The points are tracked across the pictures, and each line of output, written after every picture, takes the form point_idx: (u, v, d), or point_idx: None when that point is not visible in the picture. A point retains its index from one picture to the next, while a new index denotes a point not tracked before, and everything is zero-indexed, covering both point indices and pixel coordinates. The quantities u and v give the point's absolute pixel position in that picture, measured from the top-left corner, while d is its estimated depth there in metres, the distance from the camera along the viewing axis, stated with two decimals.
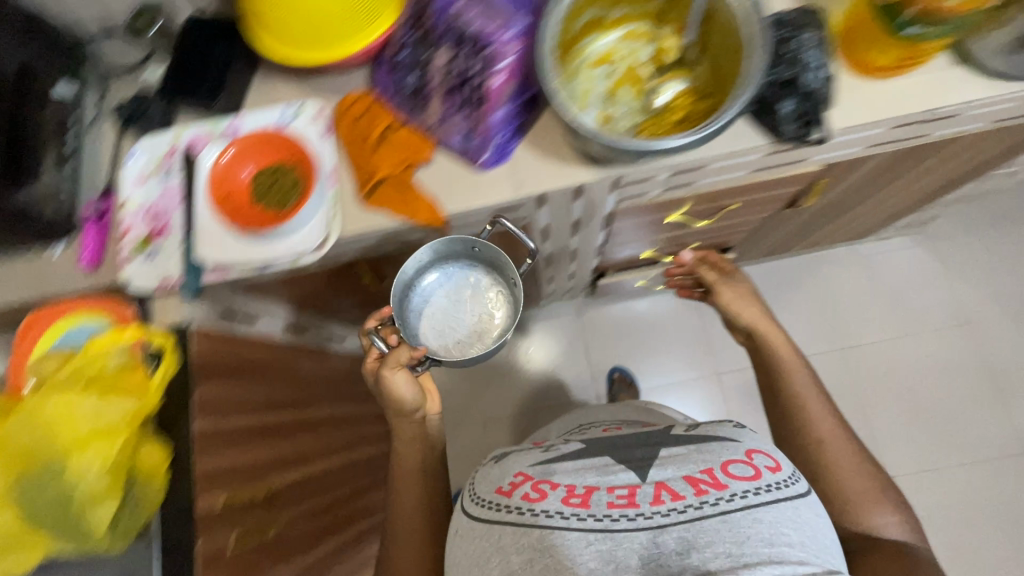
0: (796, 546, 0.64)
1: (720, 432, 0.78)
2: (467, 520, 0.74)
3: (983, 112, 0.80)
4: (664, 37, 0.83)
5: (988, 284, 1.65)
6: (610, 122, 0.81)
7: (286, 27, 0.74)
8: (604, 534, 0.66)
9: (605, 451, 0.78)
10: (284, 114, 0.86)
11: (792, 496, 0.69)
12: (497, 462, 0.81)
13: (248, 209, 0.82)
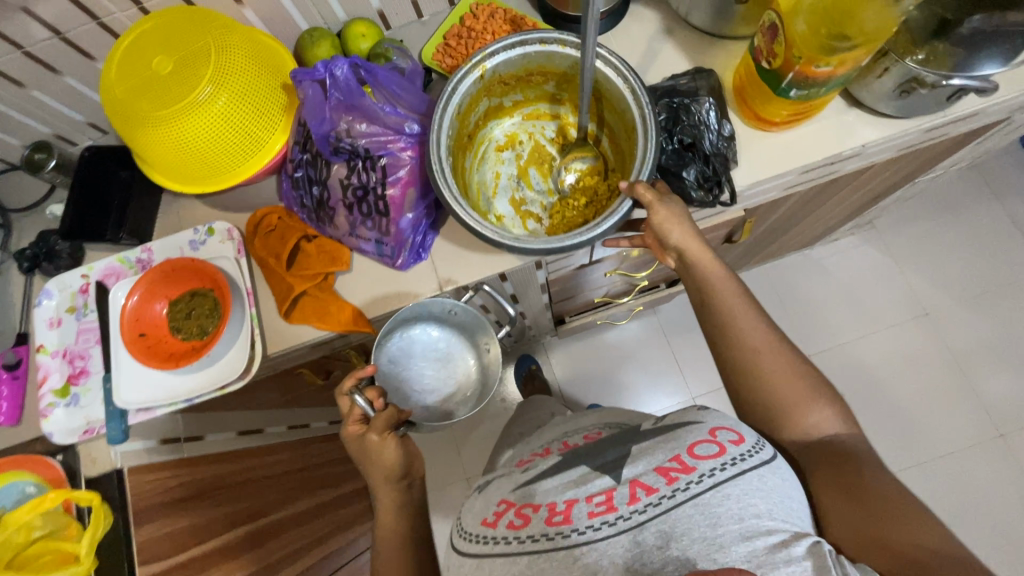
0: (769, 514, 0.55)
1: (687, 416, 0.66)
2: (460, 556, 0.65)
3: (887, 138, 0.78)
4: (566, 118, 0.84)
5: (942, 277, 1.63)
6: (521, 207, 0.83)
7: (177, 163, 0.71)
8: (589, 546, 0.57)
9: (580, 460, 0.68)
10: (196, 238, 0.84)
11: (760, 465, 0.58)
12: (480, 492, 0.74)
13: (169, 340, 0.79)
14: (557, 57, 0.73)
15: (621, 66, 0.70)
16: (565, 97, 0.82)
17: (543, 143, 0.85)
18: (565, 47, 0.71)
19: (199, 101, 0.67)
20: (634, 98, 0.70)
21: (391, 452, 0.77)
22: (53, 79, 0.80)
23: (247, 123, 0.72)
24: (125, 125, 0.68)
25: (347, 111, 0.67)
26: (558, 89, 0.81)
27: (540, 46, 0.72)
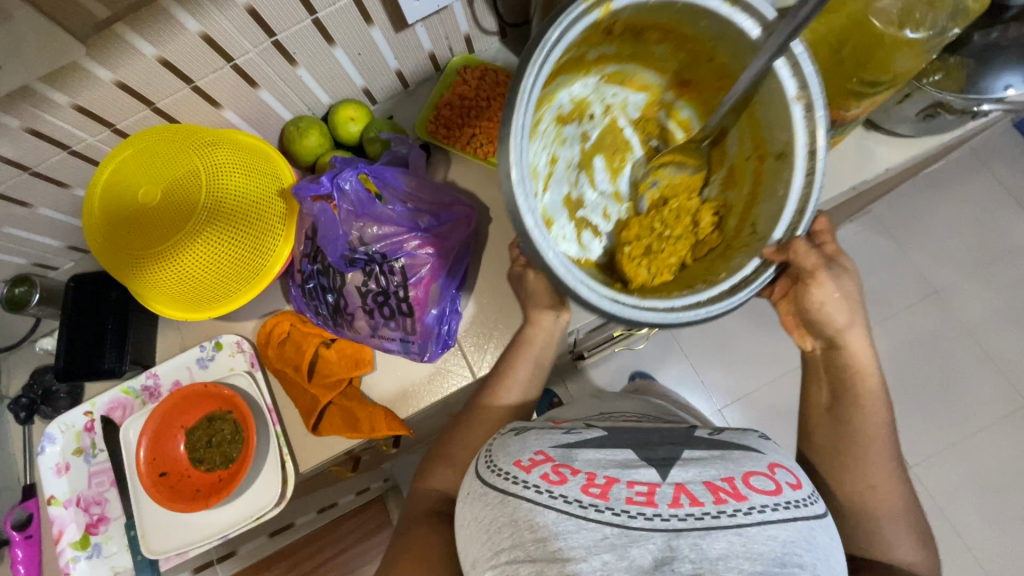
0: (815, 572, 0.40)
1: (744, 439, 0.50)
2: (480, 485, 0.47)
3: (900, 161, 0.75)
4: (660, 88, 0.60)
5: (946, 252, 1.44)
6: (577, 210, 0.58)
7: (181, 293, 0.67)
8: (620, 531, 0.41)
9: (626, 442, 0.50)
10: (203, 355, 0.79)
11: (813, 519, 0.43)
12: (513, 431, 0.53)
13: (191, 474, 0.75)
14: (710, 19, 0.49)
15: (811, 68, 0.48)
16: (672, 65, 0.57)
17: (620, 125, 0.60)
18: (732, 10, 0.48)
19: (198, 228, 0.64)
20: (804, 115, 0.49)
21: (551, 321, 0.66)
22: (27, 213, 0.74)
23: (250, 240, 0.68)
24: (122, 269, 0.65)
25: (358, 219, 0.64)
26: (669, 52, 0.55)
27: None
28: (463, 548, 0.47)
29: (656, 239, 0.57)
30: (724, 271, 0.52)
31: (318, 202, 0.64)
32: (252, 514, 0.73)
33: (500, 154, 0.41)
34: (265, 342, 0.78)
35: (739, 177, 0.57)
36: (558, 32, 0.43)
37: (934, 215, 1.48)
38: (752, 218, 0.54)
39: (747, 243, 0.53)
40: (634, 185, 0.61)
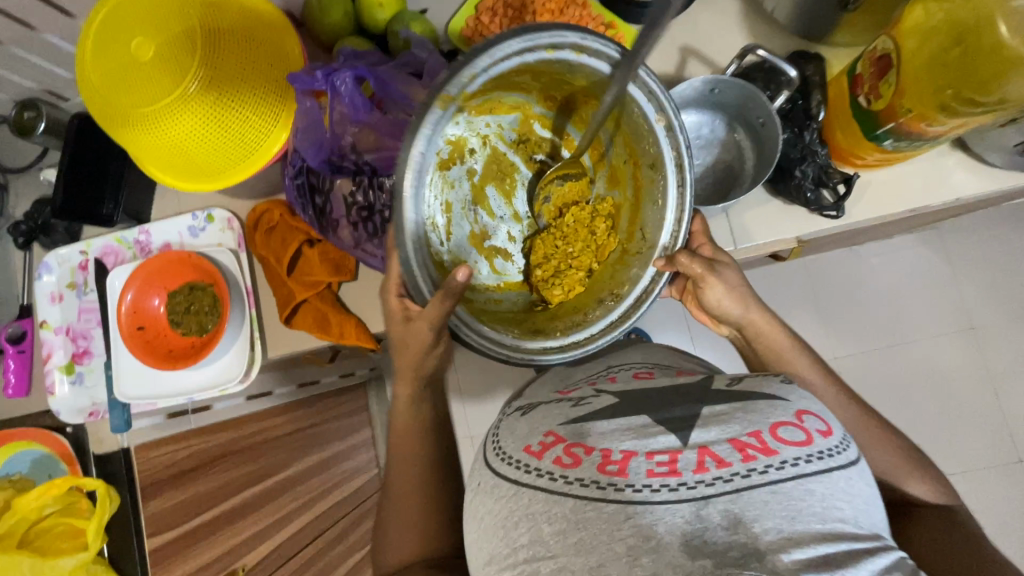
0: (856, 523, 0.43)
1: (765, 387, 0.52)
2: (492, 477, 0.53)
3: (987, 188, 0.65)
4: (529, 108, 0.62)
5: (1000, 290, 1.31)
6: (486, 241, 0.65)
7: (171, 163, 0.65)
8: (643, 508, 0.43)
9: (639, 408, 0.53)
10: (195, 224, 0.79)
11: (846, 466, 0.45)
12: (523, 413, 0.59)
13: (168, 335, 0.78)
14: (559, 64, 0.52)
15: (664, 92, 0.53)
16: (535, 87, 0.58)
17: (501, 150, 0.65)
18: (581, 56, 0.50)
19: (188, 96, 0.60)
20: (667, 135, 0.53)
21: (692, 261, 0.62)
22: (31, 37, 0.70)
23: (245, 118, 0.64)
24: (113, 128, 0.63)
25: (351, 125, 0.60)
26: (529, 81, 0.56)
27: (546, 53, 0.50)
28: (475, 538, 0.52)
29: (562, 257, 0.62)
30: (626, 282, 0.59)
31: (312, 100, 0.60)
32: (216, 386, 0.77)
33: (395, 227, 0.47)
34: (253, 231, 0.77)
35: (621, 180, 0.62)
36: (424, 142, 0.48)
37: (1012, 236, 1.31)
38: (639, 224, 0.60)
39: (638, 249, 0.59)
40: (530, 203, 0.67)
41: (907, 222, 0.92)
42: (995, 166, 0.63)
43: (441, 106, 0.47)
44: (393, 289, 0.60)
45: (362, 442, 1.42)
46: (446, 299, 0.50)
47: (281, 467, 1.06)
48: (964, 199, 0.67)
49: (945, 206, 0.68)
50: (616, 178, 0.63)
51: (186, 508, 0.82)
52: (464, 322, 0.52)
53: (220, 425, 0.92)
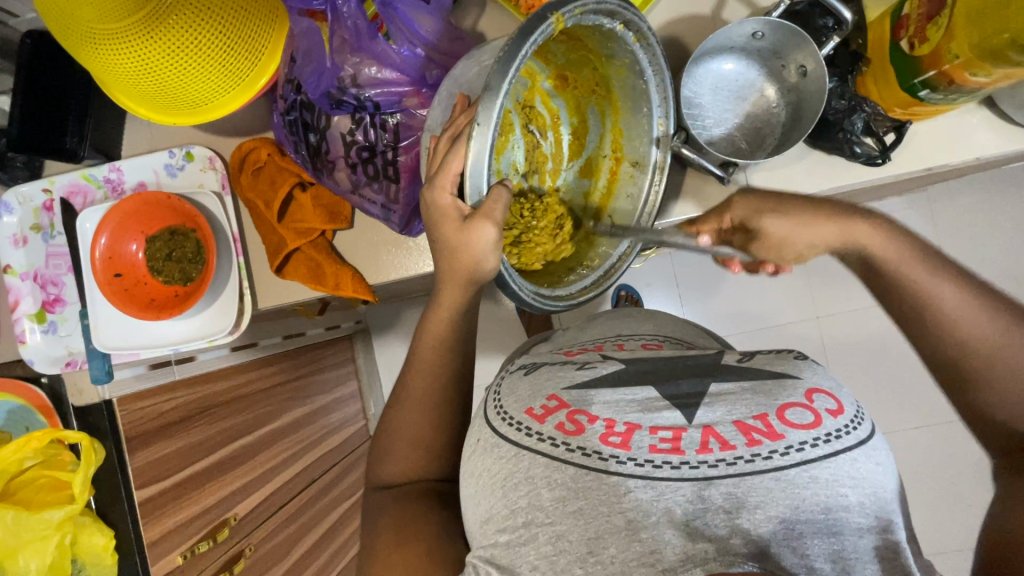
0: (861, 510, 0.42)
1: (777, 364, 0.51)
2: (493, 436, 0.51)
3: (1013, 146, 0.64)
4: (539, 79, 0.62)
5: (983, 255, 1.31)
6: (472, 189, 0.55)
7: (146, 89, 0.58)
8: (645, 484, 0.44)
9: (646, 378, 0.53)
10: (172, 162, 0.73)
11: (854, 447, 0.44)
12: (527, 373, 0.58)
13: (149, 282, 0.74)
14: (616, 42, 0.54)
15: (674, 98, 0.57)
16: (558, 59, 0.60)
17: (509, 106, 0.60)
18: (637, 44, 0.53)
19: (162, 10, 0.53)
20: (661, 138, 0.59)
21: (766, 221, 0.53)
22: None
23: (227, 39, 0.58)
24: (72, 42, 0.55)
25: (353, 53, 0.54)
26: (562, 50, 0.58)
27: (617, 28, 0.51)
28: (473, 494, 0.51)
29: (525, 228, 0.59)
30: (595, 257, 0.63)
31: (308, 19, 0.55)
32: (203, 337, 0.74)
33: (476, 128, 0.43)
34: (240, 175, 0.71)
35: (593, 171, 0.66)
36: (527, 51, 0.44)
37: (1005, 198, 1.31)
38: (608, 210, 0.65)
39: (605, 233, 0.64)
40: (509, 169, 0.61)
41: (916, 181, 0.90)
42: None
43: (552, 24, 0.44)
44: (446, 185, 0.49)
45: (348, 394, 1.41)
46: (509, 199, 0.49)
47: (268, 419, 1.04)
48: (986, 159, 0.66)
49: (966, 166, 0.67)
50: (584, 167, 0.66)
51: (173, 460, 0.78)
52: (508, 273, 0.51)
53: (201, 377, 0.87)
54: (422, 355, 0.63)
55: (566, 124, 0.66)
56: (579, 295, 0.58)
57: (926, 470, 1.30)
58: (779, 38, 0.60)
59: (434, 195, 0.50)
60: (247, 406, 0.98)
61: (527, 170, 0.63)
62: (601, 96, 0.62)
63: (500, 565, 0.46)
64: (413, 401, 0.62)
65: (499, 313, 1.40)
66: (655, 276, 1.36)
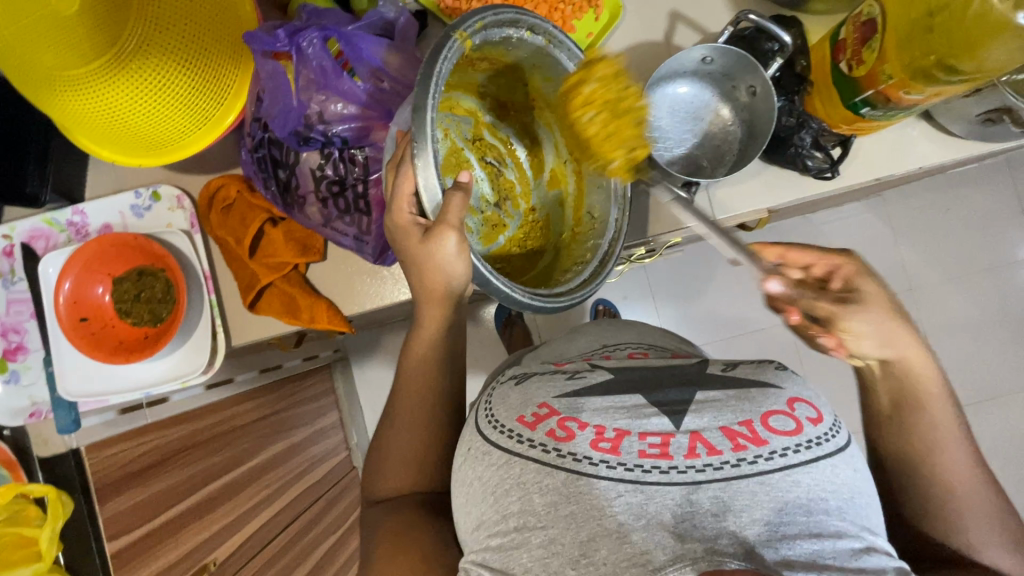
0: (840, 516, 0.43)
1: (760, 375, 0.52)
2: (484, 444, 0.52)
3: (959, 154, 0.68)
4: (480, 116, 0.68)
5: (938, 254, 1.37)
6: None
7: (108, 132, 0.58)
8: (634, 488, 0.44)
9: (634, 387, 0.53)
10: (138, 202, 0.72)
11: (834, 454, 0.46)
12: (516, 383, 0.58)
13: (117, 325, 0.72)
14: (529, 49, 0.55)
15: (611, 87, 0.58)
16: (490, 91, 0.65)
17: (459, 146, 0.67)
18: (550, 44, 0.54)
19: (124, 55, 0.53)
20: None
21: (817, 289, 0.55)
22: None
23: (193, 85, 0.59)
24: (33, 89, 0.54)
25: (319, 91, 0.55)
26: (489, 81, 0.63)
27: (526, 34, 0.53)
28: (464, 503, 0.53)
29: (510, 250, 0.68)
30: (588, 251, 0.63)
31: (273, 62, 0.54)
32: (177, 377, 0.72)
33: (415, 153, 0.46)
34: (210, 213, 0.71)
35: (562, 177, 0.68)
36: (443, 67, 0.46)
37: (955, 197, 1.38)
38: (586, 208, 0.65)
39: (591, 227, 0.64)
40: (481, 200, 0.69)
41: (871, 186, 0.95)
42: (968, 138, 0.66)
43: (458, 42, 0.47)
44: (404, 207, 0.52)
45: (329, 425, 1.38)
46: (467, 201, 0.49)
47: (247, 456, 1.01)
48: (935, 167, 0.70)
49: (918, 173, 0.71)
50: (555, 178, 0.68)
51: (150, 505, 0.74)
52: (488, 271, 0.51)
53: (178, 417, 0.86)
54: (404, 382, 0.63)
55: (520, 146, 0.70)
56: (567, 296, 0.57)
57: None
58: (730, 61, 0.63)
59: (394, 217, 0.53)
60: (224, 444, 0.95)
61: (498, 198, 0.70)
62: (541, 108, 0.65)
63: (493, 569, 0.46)
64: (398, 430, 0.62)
65: (478, 334, 1.41)
66: (631, 289, 1.39)
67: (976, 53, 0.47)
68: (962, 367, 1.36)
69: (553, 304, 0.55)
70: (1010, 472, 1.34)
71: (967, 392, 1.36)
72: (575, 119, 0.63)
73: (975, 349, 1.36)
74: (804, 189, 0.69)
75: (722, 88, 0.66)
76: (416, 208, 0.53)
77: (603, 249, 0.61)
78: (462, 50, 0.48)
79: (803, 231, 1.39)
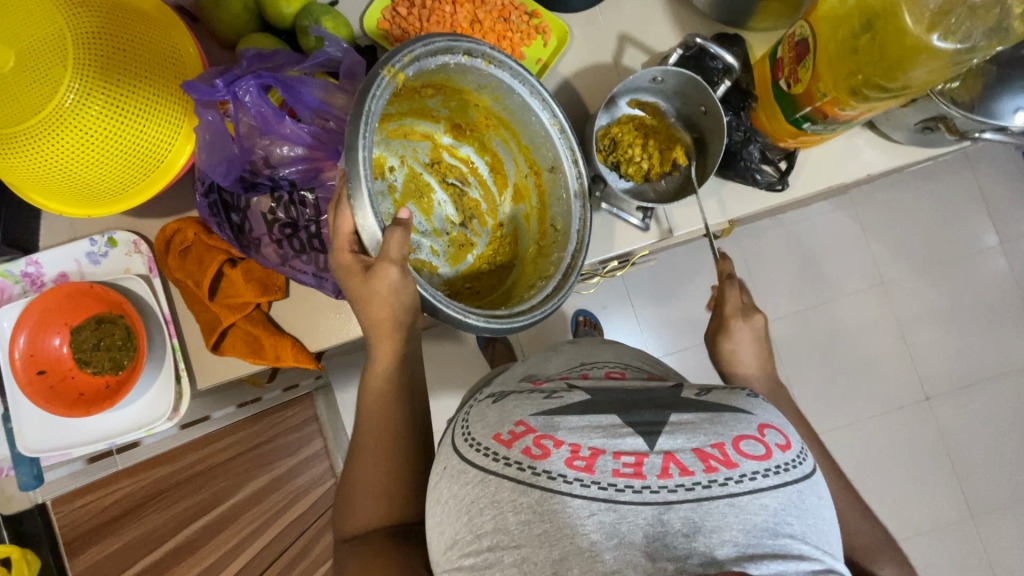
0: (805, 540, 0.43)
1: (733, 400, 0.52)
2: (460, 462, 0.51)
3: (909, 159, 0.70)
4: (439, 138, 0.68)
5: (908, 247, 1.40)
6: (410, 254, 0.65)
7: (59, 186, 0.58)
8: (608, 506, 0.43)
9: (609, 407, 0.52)
10: (94, 250, 0.71)
11: (800, 480, 0.45)
12: (493, 401, 0.57)
13: (77, 375, 0.71)
14: (471, 73, 0.55)
15: (555, 104, 0.57)
16: (444, 114, 0.65)
17: (417, 171, 0.68)
18: (490, 66, 0.54)
19: (66, 108, 0.53)
20: (560, 136, 0.58)
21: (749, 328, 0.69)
22: None
23: (144, 132, 0.58)
24: None
25: (262, 136, 0.55)
26: (440, 106, 0.63)
27: (462, 59, 0.53)
28: (438, 521, 0.51)
29: (479, 268, 0.69)
30: (551, 266, 0.61)
31: (212, 111, 0.54)
32: (141, 425, 0.71)
33: (353, 204, 0.46)
34: (168, 258, 0.70)
35: (524, 193, 0.67)
36: (372, 104, 0.46)
37: (921, 191, 1.41)
38: (550, 220, 0.63)
39: (554, 241, 0.63)
40: (446, 221, 0.70)
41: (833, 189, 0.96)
42: (915, 147, 0.69)
43: (387, 78, 0.47)
44: (344, 245, 0.52)
45: (314, 454, 1.36)
46: (406, 237, 0.50)
47: (230, 492, 0.98)
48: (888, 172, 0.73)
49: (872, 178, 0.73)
50: (517, 195, 0.68)
51: (124, 556, 0.71)
52: (434, 298, 0.51)
53: (154, 461, 0.83)
54: (374, 415, 0.62)
55: (481, 163, 0.69)
56: (527, 318, 0.55)
57: (893, 455, 1.36)
58: (679, 82, 0.63)
59: (336, 257, 0.53)
60: (205, 482, 0.91)
61: (464, 218, 0.70)
62: (495, 128, 0.64)
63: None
64: (370, 462, 0.61)
65: (460, 352, 1.40)
66: (610, 299, 1.39)
67: (896, 74, 0.48)
68: (939, 356, 1.38)
69: (513, 325, 0.54)
70: (992, 457, 1.36)
71: (946, 381, 1.38)
72: (527, 137, 0.62)
73: (950, 338, 1.39)
74: (762, 199, 0.70)
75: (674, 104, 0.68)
76: (358, 247, 0.53)
77: (565, 264, 0.59)
78: (394, 85, 0.48)
79: (777, 233, 1.41)
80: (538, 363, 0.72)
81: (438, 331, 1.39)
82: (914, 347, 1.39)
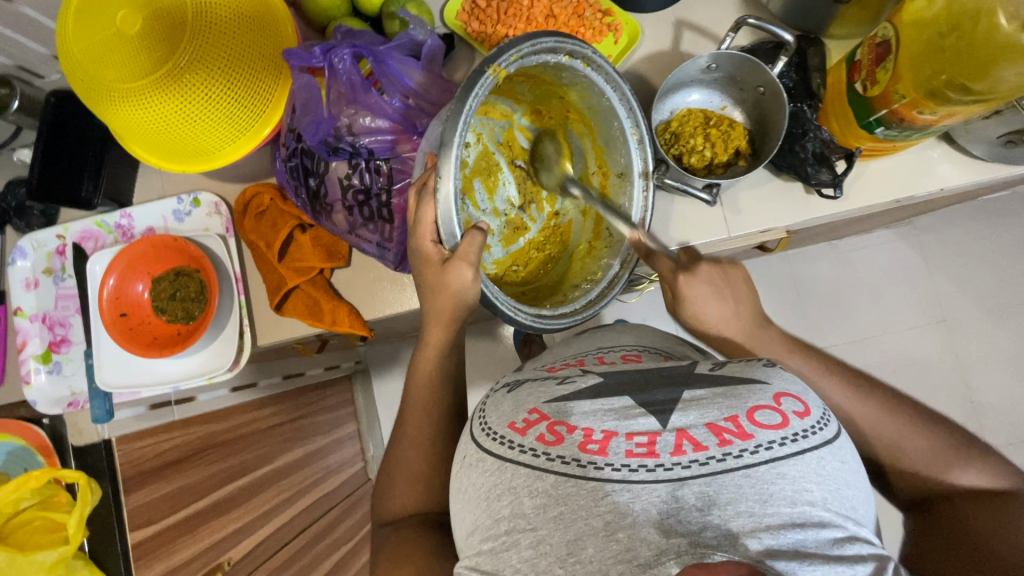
0: (825, 506, 0.42)
1: (748, 371, 0.50)
2: (478, 451, 0.51)
3: (981, 176, 0.68)
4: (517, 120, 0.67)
5: (973, 285, 1.33)
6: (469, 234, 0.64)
7: (160, 141, 0.63)
8: (622, 487, 0.43)
9: (623, 389, 0.52)
10: (180, 208, 0.77)
11: (821, 446, 0.43)
12: (509, 390, 0.57)
13: (153, 321, 0.77)
14: (567, 71, 0.57)
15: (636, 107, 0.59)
16: (526, 99, 0.65)
17: (490, 150, 0.67)
18: (587, 68, 0.56)
19: (178, 71, 0.59)
20: (637, 147, 0.60)
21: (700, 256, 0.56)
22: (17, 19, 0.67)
23: (240, 100, 0.63)
24: (93, 98, 0.61)
25: (349, 104, 0.59)
26: (525, 91, 0.63)
27: (563, 60, 0.54)
28: (461, 508, 0.51)
29: (530, 251, 0.70)
30: (599, 270, 0.65)
31: (308, 74, 0.59)
32: (205, 372, 0.76)
33: (436, 189, 0.48)
34: (244, 223, 0.75)
35: (585, 189, 0.69)
36: (472, 103, 0.48)
37: (992, 227, 1.33)
38: (605, 223, 0.67)
39: (606, 245, 0.66)
40: (507, 203, 0.69)
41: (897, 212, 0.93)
42: (990, 164, 0.67)
43: (492, 76, 0.49)
44: (427, 235, 0.54)
45: (347, 435, 1.40)
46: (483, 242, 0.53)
47: (267, 458, 1.01)
48: (955, 190, 0.71)
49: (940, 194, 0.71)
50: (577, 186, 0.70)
51: (169, 500, 0.74)
52: (494, 296, 0.53)
53: (198, 418, 0.86)
54: (417, 382, 0.65)
55: None
56: (557, 321, 0.57)
57: None
58: (734, 66, 0.64)
59: (417, 243, 0.55)
60: (244, 446, 0.94)
61: (523, 202, 0.70)
62: (573, 120, 0.66)
63: (498, 555, 0.45)
64: (411, 429, 0.63)
65: (497, 351, 1.42)
66: (652, 313, 1.38)
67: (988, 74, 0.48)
68: (1002, 404, 1.30)
69: (549, 327, 0.56)
70: None
71: (1009, 431, 1.28)
72: (602, 134, 0.64)
73: (1015, 385, 1.30)
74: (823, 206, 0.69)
75: (731, 92, 0.69)
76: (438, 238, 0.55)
77: (616, 262, 0.63)
78: (495, 83, 0.50)
79: (832, 259, 1.36)
80: (573, 349, 0.73)
81: (478, 327, 1.41)
82: (975, 392, 1.30)
